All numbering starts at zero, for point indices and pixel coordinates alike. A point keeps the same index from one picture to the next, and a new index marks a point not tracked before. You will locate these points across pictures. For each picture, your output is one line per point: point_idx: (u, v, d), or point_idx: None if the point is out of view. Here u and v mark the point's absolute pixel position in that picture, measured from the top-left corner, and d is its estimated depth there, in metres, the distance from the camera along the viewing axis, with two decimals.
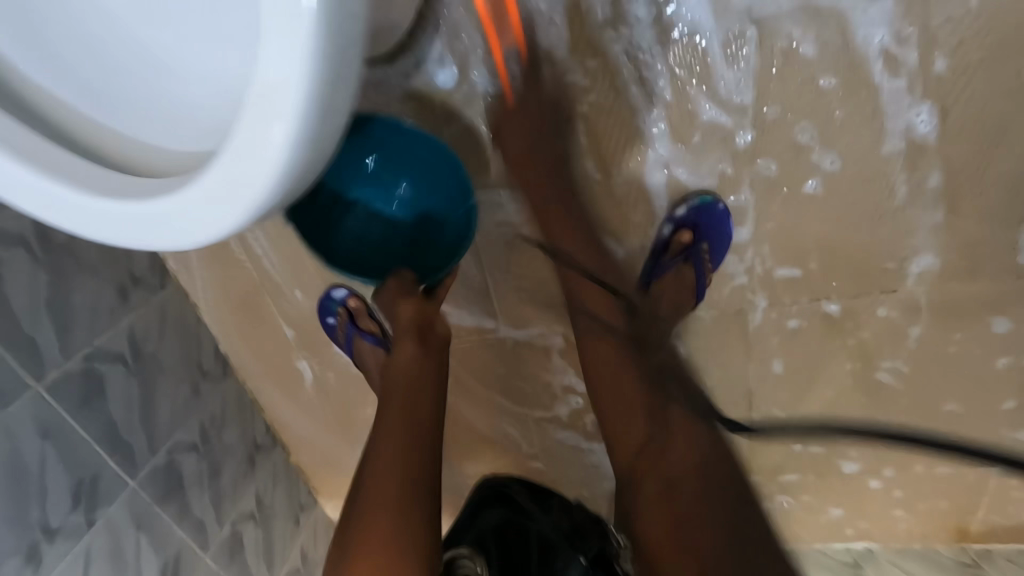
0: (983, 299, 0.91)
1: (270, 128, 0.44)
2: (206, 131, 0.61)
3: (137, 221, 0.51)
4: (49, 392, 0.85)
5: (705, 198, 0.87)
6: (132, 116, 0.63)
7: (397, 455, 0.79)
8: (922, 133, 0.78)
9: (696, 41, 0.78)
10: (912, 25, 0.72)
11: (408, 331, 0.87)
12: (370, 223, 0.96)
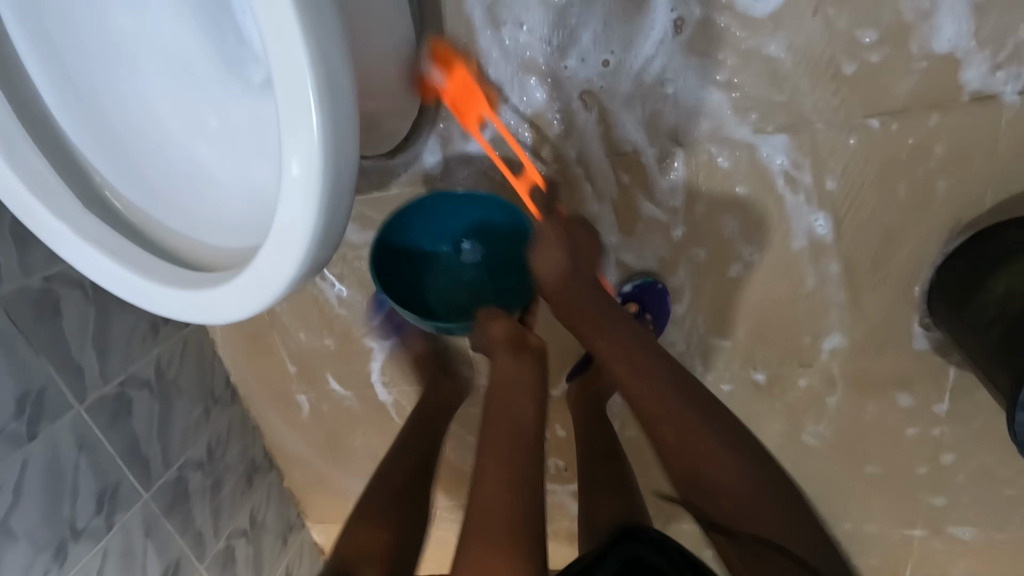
0: (890, 375, 1.03)
1: (293, 213, 0.52)
2: (226, 217, 0.67)
3: (186, 302, 0.57)
4: (88, 412, 0.99)
5: (646, 278, 1.02)
6: (159, 205, 0.68)
7: (500, 450, 0.77)
8: (821, 234, 0.94)
9: (636, 153, 0.96)
10: (805, 154, 0.90)
11: (502, 346, 0.91)
12: (451, 284, 1.06)
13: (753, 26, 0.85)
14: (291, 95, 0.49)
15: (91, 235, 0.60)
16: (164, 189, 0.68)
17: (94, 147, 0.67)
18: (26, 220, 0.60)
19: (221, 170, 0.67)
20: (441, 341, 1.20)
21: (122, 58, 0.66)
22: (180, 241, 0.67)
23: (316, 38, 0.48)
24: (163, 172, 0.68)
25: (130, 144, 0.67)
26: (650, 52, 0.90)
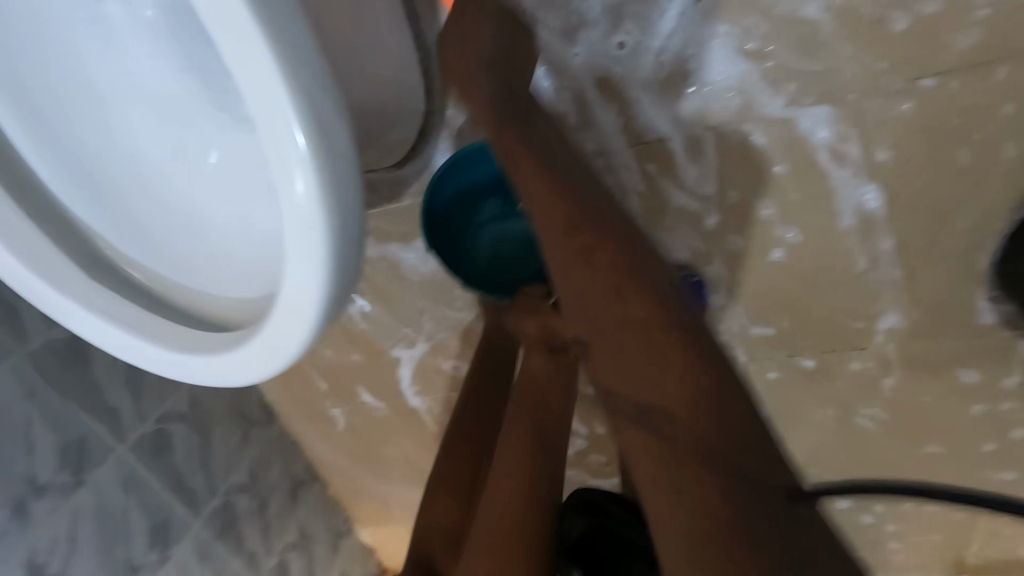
0: (951, 352, 0.95)
1: (303, 268, 0.47)
2: (234, 264, 0.62)
3: (208, 367, 0.54)
4: (130, 452, 1.00)
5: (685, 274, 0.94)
6: (165, 257, 0.63)
7: (525, 452, 0.77)
8: (871, 208, 0.86)
9: (661, 140, 0.89)
10: (851, 125, 0.81)
11: (534, 344, 0.86)
12: (500, 241, 1.00)
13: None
14: (285, 153, 0.45)
15: (106, 302, 0.57)
16: (162, 236, 0.63)
17: (79, 202, 0.62)
18: (32, 293, 0.56)
19: (219, 218, 0.63)
20: (468, 348, 1.16)
21: (105, 102, 0.61)
22: (189, 292, 0.63)
23: (306, 88, 0.44)
24: (158, 223, 0.64)
25: (119, 196, 0.63)
26: (670, 28, 0.82)
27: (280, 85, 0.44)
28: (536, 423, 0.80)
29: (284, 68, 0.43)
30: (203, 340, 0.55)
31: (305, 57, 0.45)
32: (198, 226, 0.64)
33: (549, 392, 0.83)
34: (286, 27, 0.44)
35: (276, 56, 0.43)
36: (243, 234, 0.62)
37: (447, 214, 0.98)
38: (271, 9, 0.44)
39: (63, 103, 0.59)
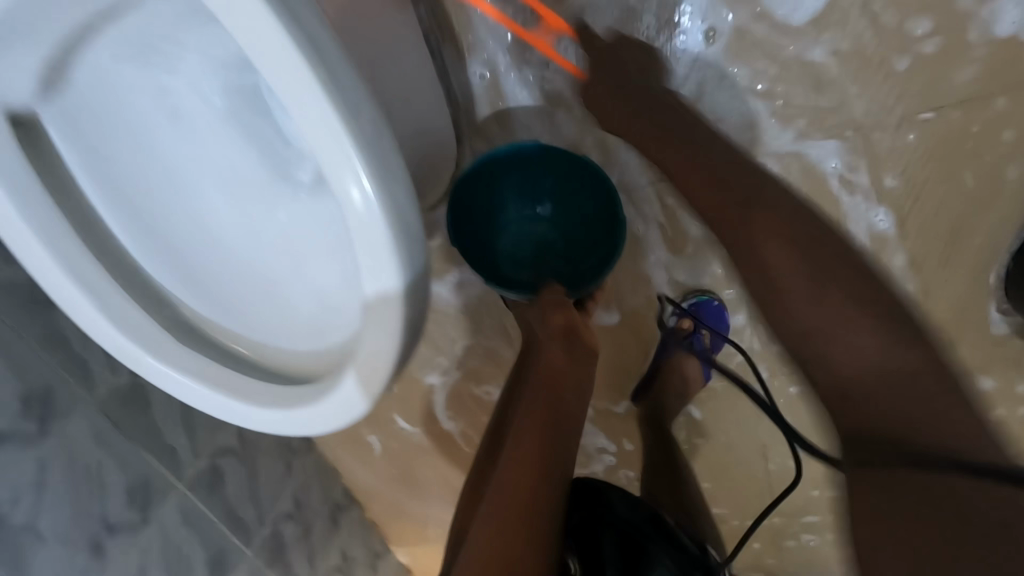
0: (981, 364, 0.92)
1: (388, 333, 0.50)
2: (293, 306, 0.63)
3: (284, 419, 0.57)
4: (189, 489, 1.04)
5: (702, 295, 1.00)
6: (223, 299, 0.63)
7: (541, 439, 0.74)
8: (882, 229, 0.88)
9: None
10: (860, 156, 0.84)
11: (557, 334, 0.82)
12: (520, 239, 1.01)
13: (794, 34, 0.81)
14: (368, 236, 0.46)
15: (187, 360, 0.58)
16: (222, 279, 0.64)
17: (143, 252, 0.61)
18: (129, 355, 0.57)
19: (278, 274, 0.63)
20: (499, 373, 1.21)
21: (165, 146, 0.60)
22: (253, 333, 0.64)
23: (384, 176, 0.45)
24: (223, 277, 0.64)
25: (181, 249, 0.62)
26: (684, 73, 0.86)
27: (363, 173, 0.44)
28: (551, 412, 0.76)
29: (366, 157, 0.43)
30: (278, 393, 0.57)
31: (381, 145, 0.45)
32: (257, 267, 0.64)
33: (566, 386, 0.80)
34: (363, 113, 0.44)
35: (358, 145, 0.43)
36: (302, 291, 0.62)
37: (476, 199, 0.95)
38: (346, 95, 0.43)
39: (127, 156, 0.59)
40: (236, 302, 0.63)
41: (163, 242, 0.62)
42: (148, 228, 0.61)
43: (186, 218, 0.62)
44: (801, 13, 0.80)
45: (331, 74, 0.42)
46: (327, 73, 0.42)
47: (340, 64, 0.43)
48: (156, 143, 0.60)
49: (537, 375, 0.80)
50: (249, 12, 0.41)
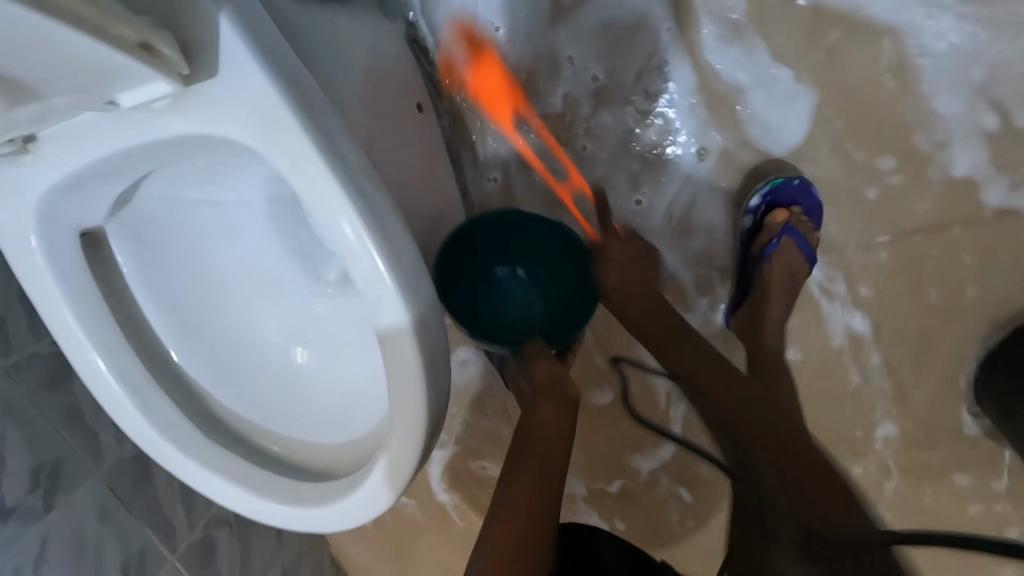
0: (954, 461, 0.96)
1: (406, 405, 0.52)
2: (326, 397, 0.68)
3: (322, 509, 0.59)
4: (181, 562, 0.91)
5: (775, 180, 0.84)
6: (256, 397, 0.67)
7: (529, 497, 0.65)
8: (859, 329, 0.94)
9: (670, 275, 0.92)
10: (836, 268, 0.91)
11: (544, 390, 0.73)
12: (502, 301, 0.83)
13: (779, 159, 0.86)
14: (402, 365, 0.50)
15: (220, 461, 0.61)
16: (253, 375, 0.68)
17: (183, 350, 0.65)
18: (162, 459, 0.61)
19: (306, 362, 0.69)
20: (497, 450, 1.24)
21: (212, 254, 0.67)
22: (285, 432, 0.67)
23: (419, 312, 0.49)
24: (254, 369, 0.68)
25: (218, 344, 0.67)
26: (679, 189, 0.89)
27: (402, 313, 0.48)
28: (541, 467, 0.67)
29: (406, 298, 0.48)
30: (317, 488, 0.61)
31: (418, 284, 0.49)
32: (287, 360, 0.69)
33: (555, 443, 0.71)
34: (405, 256, 0.49)
35: (399, 287, 0.48)
36: (329, 380, 0.68)
37: (459, 260, 0.81)
38: (391, 243, 0.47)
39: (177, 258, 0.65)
40: (268, 398, 0.68)
41: (203, 344, 0.66)
42: (187, 330, 0.65)
43: (224, 317, 0.67)
44: (785, 142, 0.85)
45: (380, 226, 0.47)
46: (378, 228, 0.46)
47: (387, 216, 0.47)
48: (207, 250, 0.66)
49: (519, 433, 0.72)
50: (316, 177, 0.45)
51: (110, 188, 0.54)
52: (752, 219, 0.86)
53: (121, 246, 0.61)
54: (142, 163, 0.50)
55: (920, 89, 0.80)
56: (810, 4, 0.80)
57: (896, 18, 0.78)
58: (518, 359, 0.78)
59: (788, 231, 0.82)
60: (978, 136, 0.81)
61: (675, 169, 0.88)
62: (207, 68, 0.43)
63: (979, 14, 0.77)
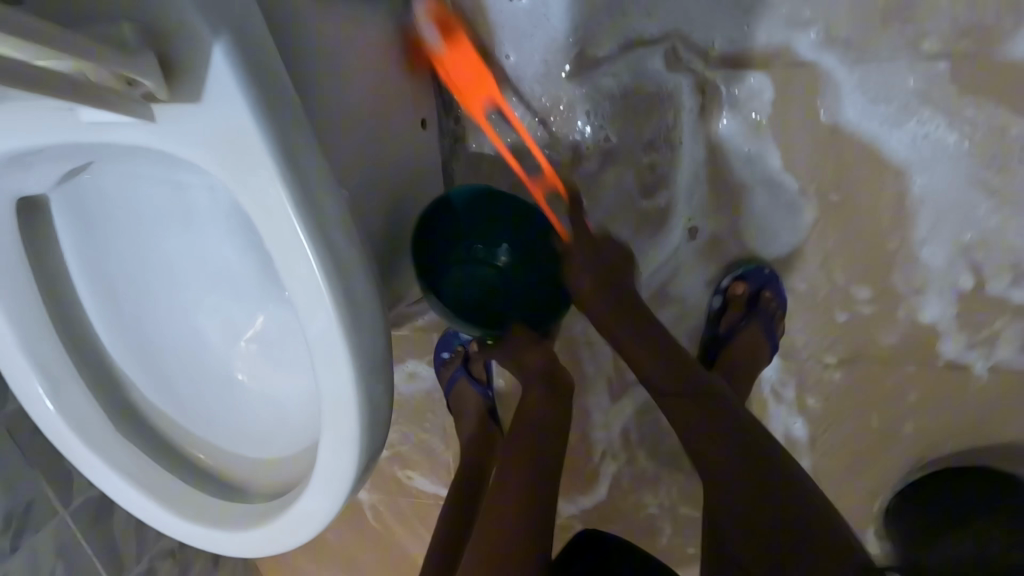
0: None
1: (337, 459, 0.49)
2: (259, 410, 0.63)
3: (230, 534, 0.57)
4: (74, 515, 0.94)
5: (748, 265, 0.85)
6: (185, 393, 0.63)
7: (523, 466, 0.70)
8: (797, 436, 0.94)
9: None
10: (791, 374, 0.91)
11: (537, 371, 0.80)
12: (471, 274, 0.82)
13: (763, 261, 0.86)
14: (339, 427, 0.47)
15: (129, 463, 0.58)
16: (186, 369, 0.63)
17: (112, 335, 0.61)
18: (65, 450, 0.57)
19: (243, 382, 0.63)
20: (425, 463, 1.20)
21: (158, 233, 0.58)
22: (209, 436, 0.64)
23: (366, 379, 0.45)
24: (186, 371, 0.63)
25: (152, 337, 0.62)
26: (658, 266, 0.88)
27: (349, 379, 0.45)
28: (536, 442, 0.73)
29: (354, 365, 0.44)
30: (230, 511, 0.58)
31: (373, 350, 0.45)
32: (225, 360, 0.63)
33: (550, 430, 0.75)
34: (363, 320, 0.44)
35: (349, 353, 0.44)
36: (266, 404, 0.63)
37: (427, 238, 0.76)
38: (353, 305, 0.43)
39: (124, 238, 0.59)
40: (198, 396, 0.63)
41: (139, 330, 0.61)
42: (124, 313, 0.60)
43: (165, 304, 0.61)
44: (774, 246, 0.85)
45: (344, 286, 0.42)
46: (340, 290, 0.42)
47: (355, 274, 0.43)
48: (154, 227, 0.58)
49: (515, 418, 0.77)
50: (284, 228, 0.40)
51: (50, 170, 0.49)
52: (722, 298, 0.87)
53: (63, 216, 0.56)
54: (90, 152, 0.46)
55: (911, 234, 0.79)
56: (832, 120, 0.77)
57: (910, 158, 0.76)
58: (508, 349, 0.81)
59: (756, 305, 0.83)
60: (951, 293, 0.81)
61: (663, 245, 0.87)
62: (191, 91, 0.38)
63: (991, 176, 0.74)
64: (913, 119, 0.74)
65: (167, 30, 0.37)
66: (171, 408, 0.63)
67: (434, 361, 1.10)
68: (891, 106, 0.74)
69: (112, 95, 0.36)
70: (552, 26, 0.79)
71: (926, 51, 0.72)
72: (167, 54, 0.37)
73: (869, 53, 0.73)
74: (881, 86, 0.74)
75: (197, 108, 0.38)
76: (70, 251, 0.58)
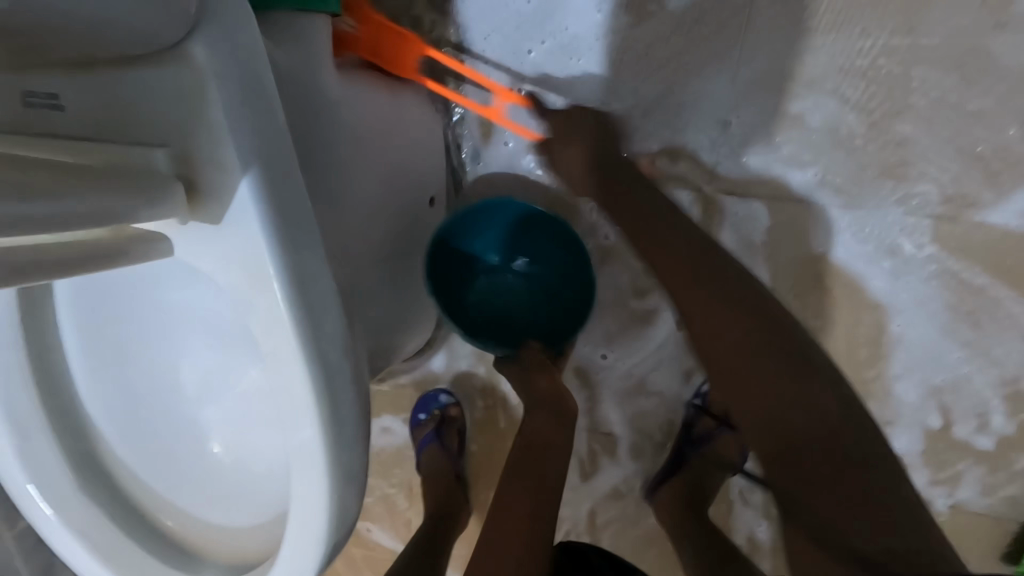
0: None
1: (303, 554, 0.48)
2: (227, 474, 0.62)
3: None
4: (14, 541, 0.89)
5: None
6: (154, 457, 0.62)
7: (525, 506, 0.69)
8: (761, 542, 0.93)
9: (600, 430, 0.96)
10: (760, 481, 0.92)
11: (542, 403, 0.76)
12: (496, 291, 0.89)
13: None
14: (305, 528, 0.47)
15: (89, 527, 0.58)
16: (157, 433, 0.62)
17: (93, 393, 0.61)
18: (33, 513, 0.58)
19: (219, 454, 0.62)
20: (385, 517, 1.16)
21: (140, 304, 0.59)
22: (173, 503, 0.62)
23: (338, 488, 0.46)
24: (157, 435, 0.62)
25: (132, 399, 0.62)
26: (644, 356, 0.91)
27: (322, 486, 0.45)
28: (539, 487, 0.70)
29: (329, 473, 0.45)
30: None
31: (348, 460, 0.46)
32: (196, 424, 0.62)
33: (552, 461, 0.74)
34: (346, 432, 0.45)
35: (326, 463, 0.45)
36: (238, 476, 0.62)
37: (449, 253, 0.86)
38: (336, 419, 0.44)
39: (112, 306, 0.59)
40: (167, 461, 0.62)
41: (114, 394, 0.61)
42: (102, 377, 0.61)
43: (141, 369, 0.61)
44: None
45: (333, 404, 0.44)
46: (326, 405, 0.43)
47: (345, 389, 0.44)
48: (135, 299, 0.59)
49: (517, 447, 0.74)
50: (284, 345, 0.42)
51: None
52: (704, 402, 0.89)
53: (67, 280, 0.59)
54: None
55: (887, 369, 0.81)
56: (823, 251, 0.80)
57: (892, 300, 0.79)
58: (518, 367, 0.81)
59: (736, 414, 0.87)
60: (919, 430, 0.82)
61: (647, 339, 0.90)
62: (213, 216, 0.40)
63: (965, 329, 0.77)
64: (897, 264, 0.77)
65: (194, 164, 0.39)
66: (139, 469, 0.62)
67: (411, 420, 1.09)
68: (877, 251, 0.78)
69: (132, 246, 0.39)
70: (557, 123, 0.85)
71: (913, 207, 0.76)
72: (194, 182, 0.39)
73: (860, 200, 0.77)
74: (870, 231, 0.78)
75: (217, 231, 0.40)
76: (66, 312, 0.60)
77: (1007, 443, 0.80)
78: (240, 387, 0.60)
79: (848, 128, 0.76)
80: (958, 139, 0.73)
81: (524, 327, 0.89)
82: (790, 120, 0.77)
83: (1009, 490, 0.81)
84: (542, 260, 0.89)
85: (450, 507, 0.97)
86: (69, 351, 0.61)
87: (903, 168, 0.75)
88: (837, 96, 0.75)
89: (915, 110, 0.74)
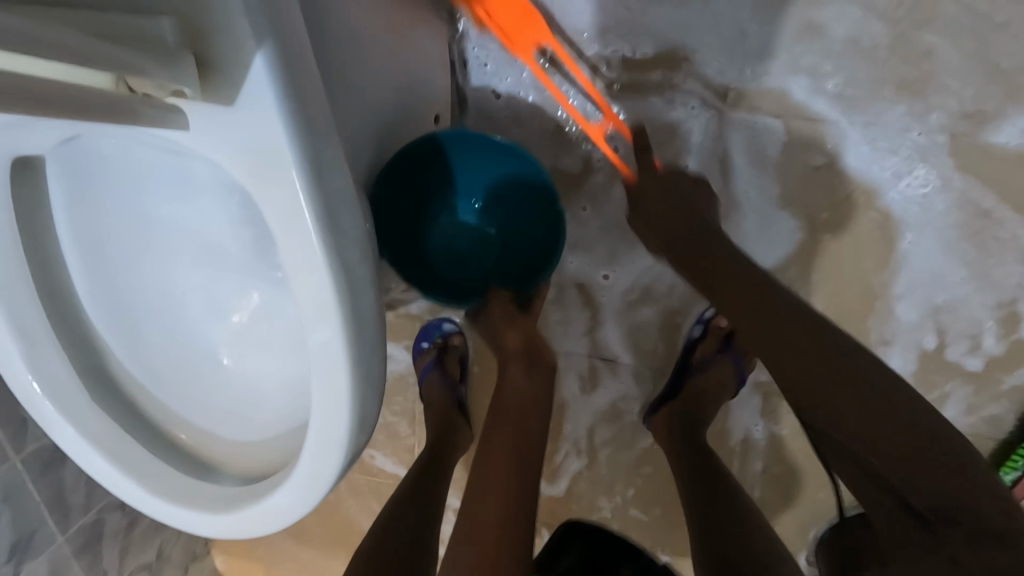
0: None
1: (328, 457, 0.49)
2: (234, 387, 0.62)
3: (205, 511, 0.57)
4: (24, 463, 0.90)
5: None
6: (160, 366, 0.62)
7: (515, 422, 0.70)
8: (753, 453, 0.96)
9: (604, 351, 0.97)
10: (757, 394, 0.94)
11: (517, 357, 0.76)
12: (456, 236, 0.83)
13: None
14: (325, 433, 0.48)
15: (105, 431, 0.58)
16: (160, 339, 0.62)
17: (92, 300, 0.60)
18: (42, 419, 0.58)
19: (228, 366, 0.62)
20: (389, 443, 1.19)
21: (142, 205, 0.57)
22: (182, 414, 0.63)
23: (359, 389, 0.46)
24: (165, 342, 0.62)
25: (140, 300, 0.60)
26: (645, 268, 0.92)
27: (343, 391, 0.45)
28: (520, 438, 0.68)
29: (351, 373, 0.45)
30: (211, 494, 0.58)
31: (367, 363, 0.46)
32: (201, 333, 0.62)
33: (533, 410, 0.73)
34: (365, 332, 0.45)
35: (349, 366, 0.45)
36: (249, 390, 0.62)
37: (407, 191, 0.76)
38: (357, 321, 0.44)
39: (115, 203, 0.57)
40: (171, 371, 0.62)
41: (118, 297, 0.60)
42: (106, 280, 0.59)
43: (145, 273, 0.60)
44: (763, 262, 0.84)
45: (353, 305, 0.43)
46: (345, 302, 0.43)
47: (363, 290, 0.44)
48: (136, 197, 0.56)
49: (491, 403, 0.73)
50: (300, 240, 0.40)
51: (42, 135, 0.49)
52: (703, 330, 0.92)
53: (62, 171, 0.55)
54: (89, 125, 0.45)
55: (891, 286, 0.81)
56: (835, 168, 0.79)
57: (904, 215, 0.78)
58: (486, 321, 0.80)
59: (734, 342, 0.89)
60: (914, 350, 0.84)
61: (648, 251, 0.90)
62: (229, 91, 0.37)
63: (968, 250, 0.78)
64: (908, 181, 0.77)
65: (206, 35, 0.37)
66: (147, 378, 0.62)
67: (413, 348, 1.10)
68: (891, 167, 0.77)
69: (143, 108, 0.37)
70: (564, 18, 0.81)
71: (931, 123, 0.75)
72: (204, 56, 0.37)
73: (876, 117, 0.76)
74: (885, 146, 0.77)
75: (230, 114, 0.38)
76: (64, 211, 0.57)
77: (996, 362, 0.82)
78: (250, 301, 0.60)
79: (873, 40, 0.73)
80: (985, 50, 0.71)
81: (489, 275, 0.84)
82: (814, 30, 0.75)
83: (992, 409, 0.84)
84: (501, 202, 0.83)
85: (449, 435, 0.97)
86: (65, 255, 0.59)
87: (924, 84, 0.74)
88: (864, 4, 0.73)
89: (944, 20, 0.71)
